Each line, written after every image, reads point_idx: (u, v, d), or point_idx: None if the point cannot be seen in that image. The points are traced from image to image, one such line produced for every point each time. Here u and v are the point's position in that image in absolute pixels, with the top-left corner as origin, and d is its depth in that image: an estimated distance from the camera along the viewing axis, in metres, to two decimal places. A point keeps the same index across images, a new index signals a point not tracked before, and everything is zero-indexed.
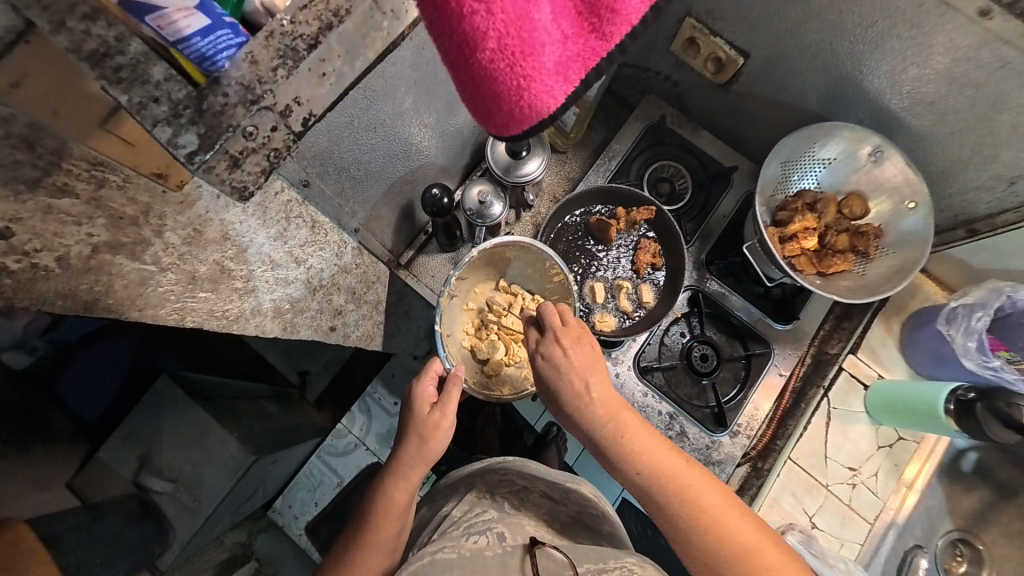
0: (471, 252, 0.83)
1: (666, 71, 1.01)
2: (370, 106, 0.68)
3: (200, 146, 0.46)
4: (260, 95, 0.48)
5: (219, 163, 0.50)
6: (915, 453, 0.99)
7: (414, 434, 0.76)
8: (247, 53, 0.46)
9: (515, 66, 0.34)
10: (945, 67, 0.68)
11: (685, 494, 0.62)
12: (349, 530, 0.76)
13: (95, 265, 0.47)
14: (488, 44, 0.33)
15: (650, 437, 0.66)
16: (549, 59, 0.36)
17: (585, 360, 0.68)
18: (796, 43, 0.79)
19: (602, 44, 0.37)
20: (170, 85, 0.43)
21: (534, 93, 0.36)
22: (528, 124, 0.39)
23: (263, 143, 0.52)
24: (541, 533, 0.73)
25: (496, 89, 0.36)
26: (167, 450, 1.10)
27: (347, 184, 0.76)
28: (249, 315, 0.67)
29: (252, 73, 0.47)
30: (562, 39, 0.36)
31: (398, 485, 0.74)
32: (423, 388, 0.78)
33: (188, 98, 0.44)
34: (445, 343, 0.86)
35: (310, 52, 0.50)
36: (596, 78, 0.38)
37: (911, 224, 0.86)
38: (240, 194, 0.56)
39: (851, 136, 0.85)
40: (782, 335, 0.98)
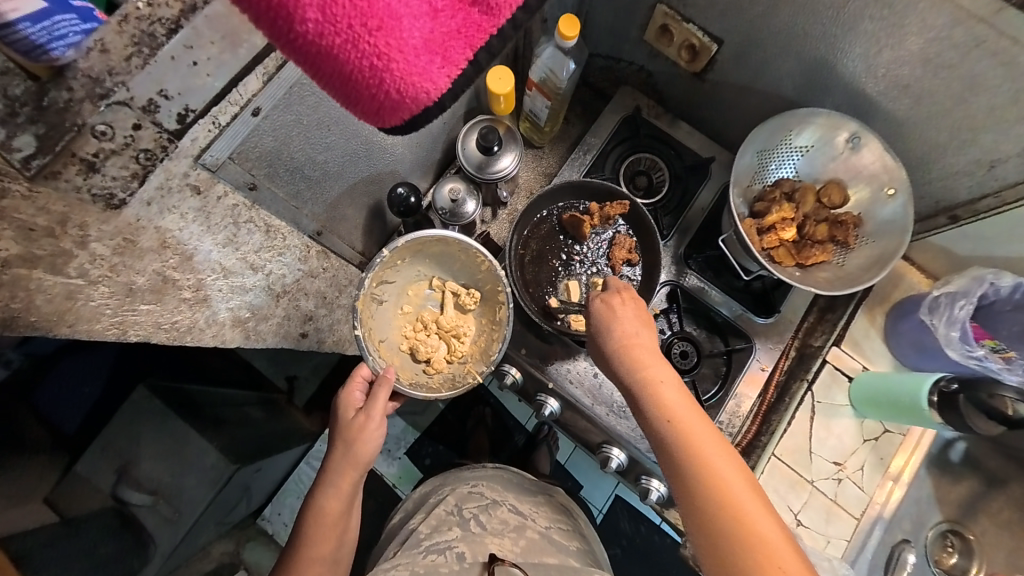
0: (382, 252, 0.79)
1: (641, 61, 0.98)
2: (319, 104, 0.67)
3: (38, 149, 0.46)
4: (111, 88, 0.48)
5: (67, 167, 0.48)
6: (901, 445, 0.97)
7: (340, 439, 0.72)
8: (96, 41, 0.46)
9: (359, 42, 0.31)
10: (920, 48, 0.66)
11: (707, 465, 0.54)
12: (290, 542, 0.74)
13: (7, 281, 0.44)
14: (309, 14, 0.30)
15: (681, 397, 0.59)
16: (414, 35, 0.33)
17: (636, 312, 0.66)
18: (770, 27, 0.76)
19: (487, 18, 0.34)
20: (5, 79, 0.44)
21: (398, 75, 0.33)
22: (404, 112, 0.36)
23: (125, 144, 0.51)
24: (504, 552, 0.69)
25: (343, 69, 0.33)
26: (147, 461, 1.07)
27: (302, 185, 0.74)
28: (204, 326, 0.63)
29: (102, 63, 0.47)
30: (431, 14, 0.34)
31: (328, 493, 0.72)
32: (348, 393, 0.75)
33: (26, 94, 0.45)
34: (375, 347, 0.81)
35: (169, 37, 0.49)
36: (486, 58, 0.36)
37: (890, 212, 0.83)
38: (106, 200, 0.51)
39: (826, 124, 0.82)
40: (765, 329, 0.96)
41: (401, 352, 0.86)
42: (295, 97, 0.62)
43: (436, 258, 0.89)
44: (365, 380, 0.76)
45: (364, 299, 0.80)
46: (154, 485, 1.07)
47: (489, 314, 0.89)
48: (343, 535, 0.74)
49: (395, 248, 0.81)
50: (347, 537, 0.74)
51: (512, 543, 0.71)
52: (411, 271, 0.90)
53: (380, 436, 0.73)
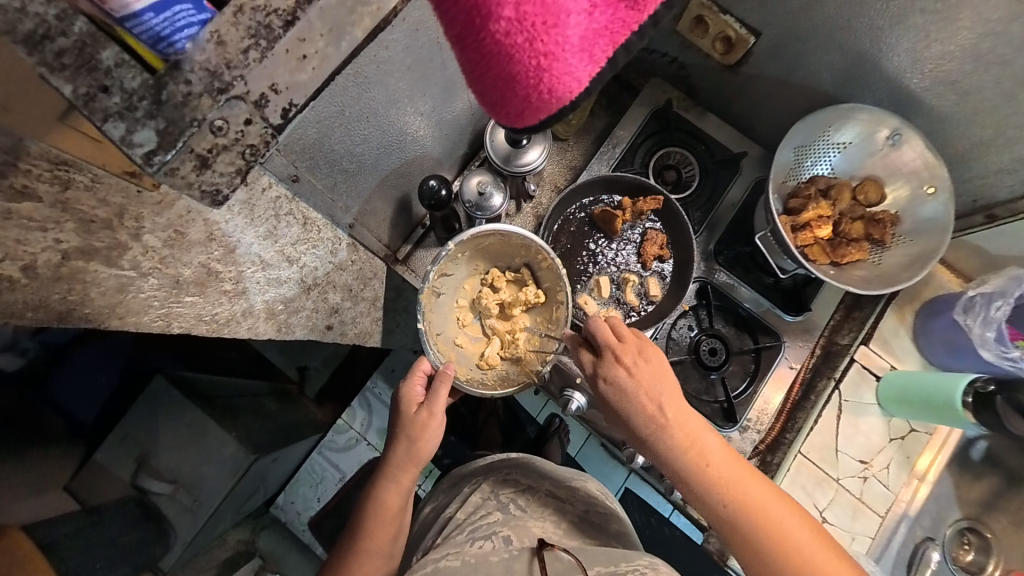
0: (449, 243, 0.79)
1: (672, 52, 0.96)
2: (361, 94, 0.65)
3: (159, 143, 0.43)
4: (229, 82, 0.44)
5: (184, 163, 0.45)
6: (928, 444, 0.97)
7: (402, 435, 0.73)
8: (211, 33, 0.43)
9: (536, 40, 0.31)
10: (972, 43, 0.65)
11: (778, 526, 0.57)
12: (344, 535, 0.75)
13: (67, 272, 0.44)
14: (506, 11, 0.30)
15: (733, 466, 0.60)
16: (574, 33, 0.32)
17: (666, 379, 0.63)
18: (814, 19, 0.74)
19: (633, 15, 0.33)
20: (122, 71, 0.41)
21: (555, 75, 0.32)
22: (545, 112, 0.35)
23: (236, 139, 0.46)
24: (548, 535, 0.72)
25: (511, 69, 0.32)
26: (165, 451, 1.07)
27: (339, 178, 0.73)
28: (240, 319, 0.62)
29: (219, 56, 0.43)
30: (589, 9, 0.32)
31: (389, 488, 0.72)
32: (410, 387, 0.75)
33: (143, 87, 0.41)
34: (434, 341, 0.82)
35: (287, 30, 0.45)
36: (625, 56, 0.34)
37: (931, 210, 0.82)
38: (211, 198, 0.48)
39: (869, 120, 0.81)
40: (792, 327, 0.96)
41: (456, 345, 0.87)
42: (338, 89, 0.59)
43: (496, 252, 0.88)
44: (426, 374, 0.77)
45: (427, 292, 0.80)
46: (174, 475, 1.07)
47: (547, 312, 0.89)
48: (399, 531, 0.74)
49: (461, 241, 0.81)
50: (403, 533, 0.74)
51: (554, 526, 0.74)
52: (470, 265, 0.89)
53: (440, 435, 0.74)
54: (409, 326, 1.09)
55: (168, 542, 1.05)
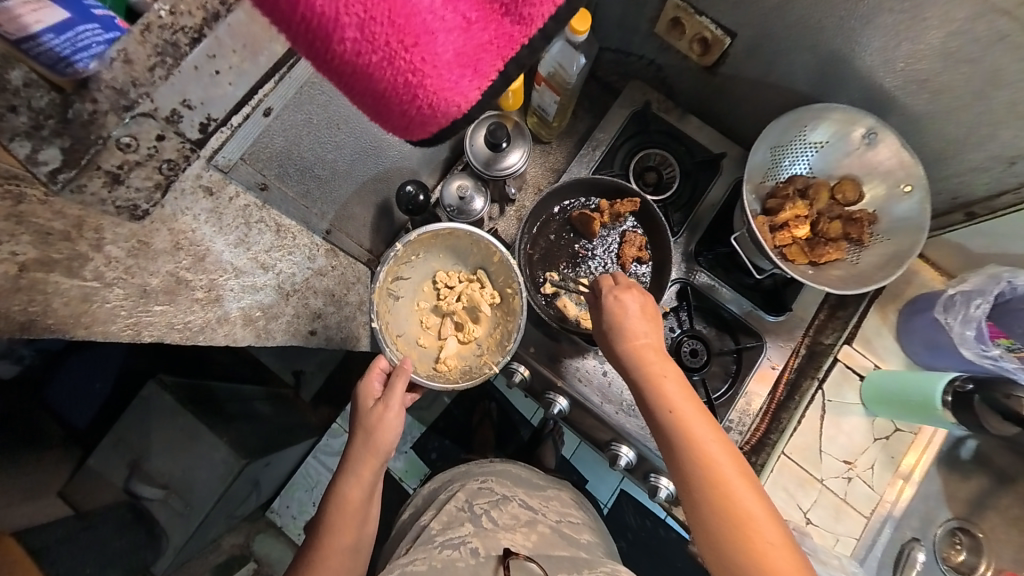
0: (396, 246, 0.80)
1: (650, 54, 0.96)
2: (329, 102, 0.70)
3: (63, 162, 0.50)
4: (135, 100, 0.53)
5: (92, 180, 0.52)
6: (912, 443, 0.96)
7: (360, 430, 0.73)
8: (120, 53, 0.50)
9: (395, 58, 0.30)
10: (941, 41, 0.64)
11: (711, 462, 0.58)
12: (310, 532, 0.75)
13: (26, 283, 0.44)
14: (349, 32, 0.28)
15: (690, 403, 0.62)
16: (445, 49, 0.32)
17: (649, 315, 0.67)
18: (785, 20, 0.74)
19: (519, 28, 0.33)
20: (30, 92, 0.46)
21: (432, 90, 0.32)
22: (433, 126, 0.35)
23: (148, 154, 0.56)
24: (517, 545, 0.70)
25: (377, 87, 0.32)
26: (156, 457, 1.08)
27: (312, 185, 0.74)
28: (216, 325, 0.62)
29: (127, 75, 0.51)
30: (463, 25, 0.32)
31: (350, 482, 0.72)
32: (368, 383, 0.76)
33: (50, 107, 0.48)
34: (393, 341, 0.82)
35: (193, 47, 0.55)
36: (515, 70, 0.35)
37: (906, 209, 0.82)
38: (130, 212, 0.55)
39: (842, 119, 0.80)
40: (776, 327, 0.95)
41: (419, 346, 0.87)
42: (305, 96, 0.68)
43: (447, 250, 0.89)
44: (384, 371, 0.77)
45: (380, 292, 0.81)
46: (166, 480, 1.09)
47: (503, 305, 0.88)
48: (364, 526, 0.74)
49: (408, 242, 0.82)
50: (369, 526, 0.75)
51: (525, 538, 0.72)
52: (426, 266, 0.89)
53: (399, 425, 0.75)
54: None
55: (159, 548, 1.09)
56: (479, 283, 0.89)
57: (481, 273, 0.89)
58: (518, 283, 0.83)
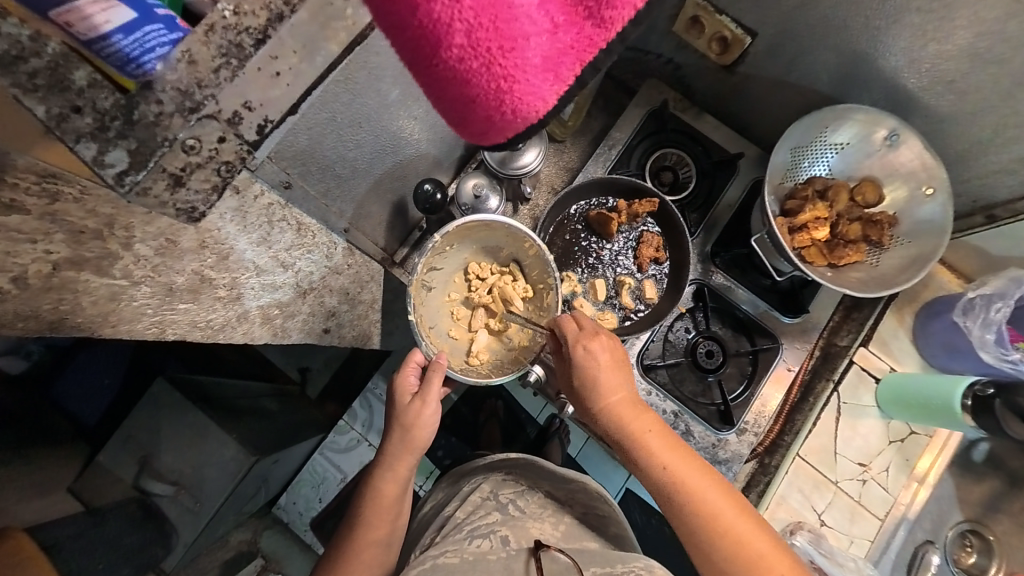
0: (433, 236, 0.77)
1: (668, 53, 0.96)
2: (352, 100, 0.68)
3: (130, 163, 0.51)
4: (199, 102, 0.52)
5: (155, 182, 0.53)
6: (928, 445, 0.96)
7: (397, 424, 0.74)
8: (185, 54, 0.50)
9: (493, 65, 0.31)
10: (969, 43, 0.64)
11: (701, 501, 0.59)
12: (342, 526, 0.75)
13: (58, 282, 0.44)
14: (456, 40, 0.29)
15: (667, 444, 0.62)
16: (535, 54, 0.31)
17: (617, 361, 0.66)
18: (809, 20, 0.74)
19: (600, 32, 0.31)
20: (96, 92, 0.48)
21: (518, 96, 0.32)
22: (511, 130, 0.35)
23: (208, 156, 0.56)
24: (546, 535, 0.72)
25: (471, 93, 0.32)
26: (167, 454, 1.08)
27: (332, 183, 0.75)
28: (235, 323, 0.61)
29: (191, 76, 0.51)
30: (551, 29, 0.31)
31: (386, 477, 0.73)
32: (404, 377, 0.76)
33: (115, 107, 0.49)
34: (426, 334, 0.82)
35: (257, 48, 0.53)
36: (593, 74, 0.33)
37: (928, 212, 0.82)
38: (189, 214, 0.56)
39: (865, 120, 0.80)
40: (791, 328, 0.95)
41: (450, 339, 0.87)
42: (331, 96, 0.64)
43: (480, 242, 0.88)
44: (419, 365, 0.78)
45: (415, 284, 0.80)
46: (176, 476, 1.07)
47: (535, 299, 0.89)
48: (397, 519, 0.75)
49: (444, 233, 0.80)
50: (400, 520, 0.75)
51: (552, 528, 0.74)
52: (458, 257, 0.89)
53: (436, 422, 0.75)
54: (405, 328, 1.09)
55: (169, 544, 1.05)
56: (512, 277, 0.89)
57: (514, 266, 0.89)
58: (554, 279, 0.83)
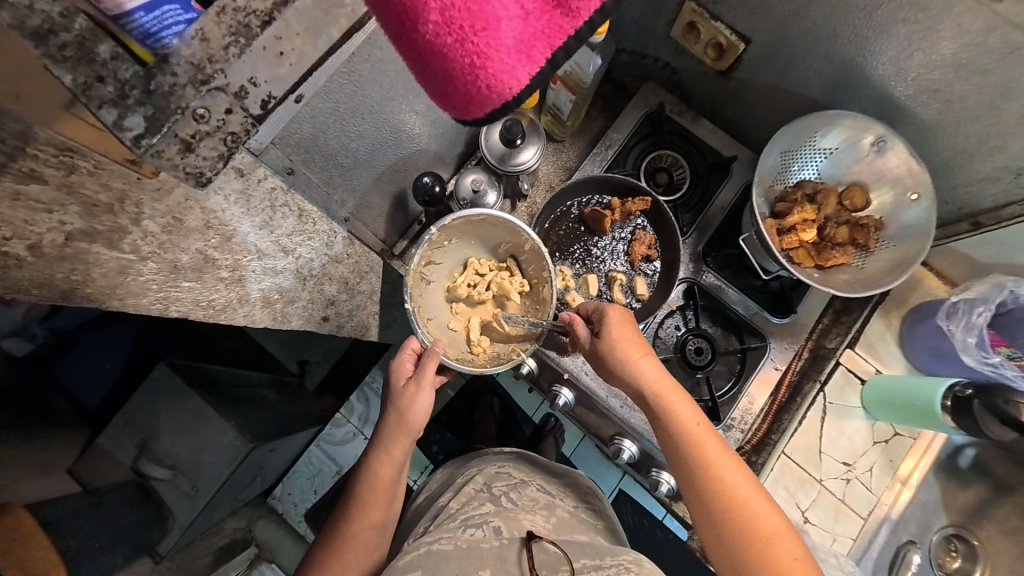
0: (430, 229, 0.81)
1: (666, 58, 0.98)
2: (355, 91, 0.69)
3: (147, 129, 0.48)
4: (211, 75, 0.49)
5: (168, 146, 0.50)
6: (911, 448, 0.98)
7: (393, 408, 0.76)
8: (198, 31, 0.48)
9: (466, 42, 0.33)
10: (954, 53, 0.66)
11: (740, 498, 0.59)
12: (339, 507, 0.77)
13: (70, 252, 0.46)
14: (432, 16, 0.33)
15: (711, 440, 0.63)
16: (507, 35, 0.34)
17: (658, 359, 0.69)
18: (802, 28, 0.76)
19: (569, 20, 0.34)
20: (118, 63, 0.45)
21: (491, 72, 0.35)
22: (489, 106, 0.37)
23: (217, 126, 0.53)
24: (538, 526, 0.73)
25: (448, 66, 0.35)
26: (167, 437, 1.10)
27: (334, 172, 0.77)
28: (236, 305, 0.65)
29: (204, 52, 0.48)
30: (523, 14, 0.34)
31: (382, 458, 0.75)
32: (400, 363, 0.79)
33: (135, 77, 0.46)
34: (425, 324, 0.84)
35: (265, 29, 0.50)
36: (565, 58, 0.36)
37: (913, 216, 0.84)
38: (196, 178, 0.55)
39: (853, 126, 0.82)
40: (780, 329, 0.97)
41: (449, 330, 0.88)
42: (334, 85, 0.65)
43: (479, 238, 0.90)
44: (416, 352, 0.80)
45: (413, 276, 0.82)
46: (174, 461, 1.10)
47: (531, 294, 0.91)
48: (392, 502, 0.76)
49: (442, 226, 0.83)
50: (396, 503, 0.77)
51: (545, 519, 0.75)
52: (457, 253, 0.91)
53: (429, 407, 0.77)
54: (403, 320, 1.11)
55: (165, 526, 1.09)
56: (509, 273, 0.91)
57: (512, 263, 0.91)
58: (551, 273, 0.84)
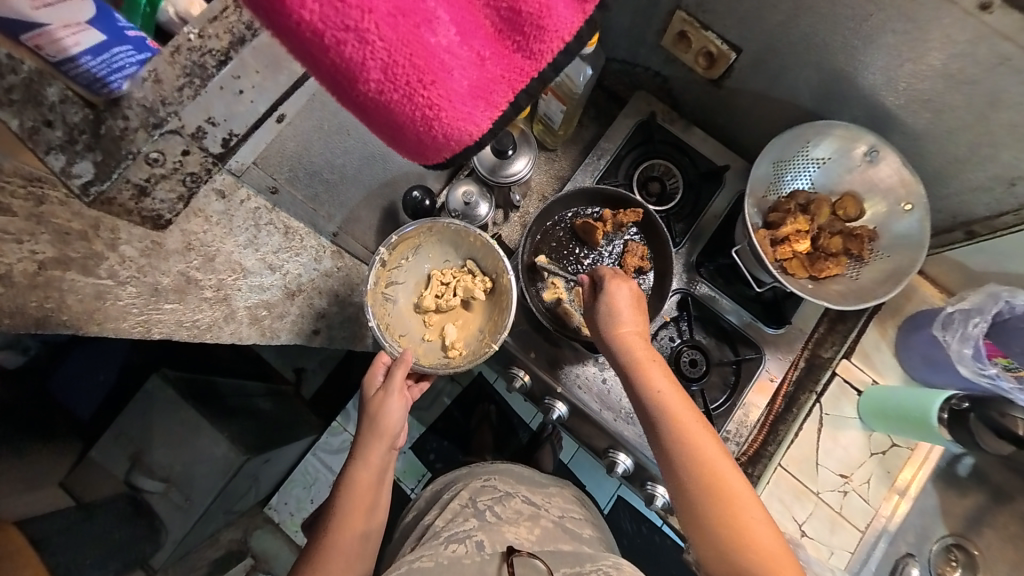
0: (378, 250, 0.79)
1: (657, 66, 0.98)
2: (341, 109, 0.70)
3: (95, 174, 0.56)
4: (163, 118, 0.58)
5: (119, 192, 0.58)
6: (909, 458, 0.97)
7: (366, 417, 0.76)
8: (150, 72, 0.56)
9: (415, 96, 0.33)
10: (943, 63, 0.65)
11: (719, 476, 0.60)
12: (320, 523, 0.75)
13: (42, 280, 0.48)
14: (372, 75, 0.31)
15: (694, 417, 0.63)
16: (461, 84, 0.34)
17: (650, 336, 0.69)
18: (790, 37, 0.75)
19: (529, 63, 0.35)
20: (65, 107, 0.54)
21: (446, 121, 0.35)
22: (446, 151, 0.38)
23: (172, 168, 0.60)
24: (521, 538, 0.72)
25: (397, 119, 0.35)
26: (159, 449, 1.09)
27: (320, 189, 0.76)
28: (222, 323, 0.63)
29: (155, 94, 0.57)
30: (478, 62, 0.34)
31: (359, 467, 0.74)
32: (370, 375, 0.77)
33: (83, 122, 0.55)
34: (395, 340, 0.81)
35: (219, 69, 0.59)
36: (526, 100, 0.37)
37: (906, 226, 0.83)
38: (154, 221, 0.59)
39: (844, 135, 0.81)
40: (775, 339, 0.96)
41: (423, 341, 0.85)
42: (317, 103, 0.67)
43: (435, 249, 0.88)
44: (385, 365, 0.78)
45: (374, 295, 0.79)
46: (167, 473, 1.09)
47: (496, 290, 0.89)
48: (372, 512, 0.75)
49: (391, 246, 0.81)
50: (376, 513, 0.75)
51: (529, 532, 0.74)
52: (417, 268, 0.88)
53: (402, 412, 0.76)
54: None
55: (158, 540, 1.09)
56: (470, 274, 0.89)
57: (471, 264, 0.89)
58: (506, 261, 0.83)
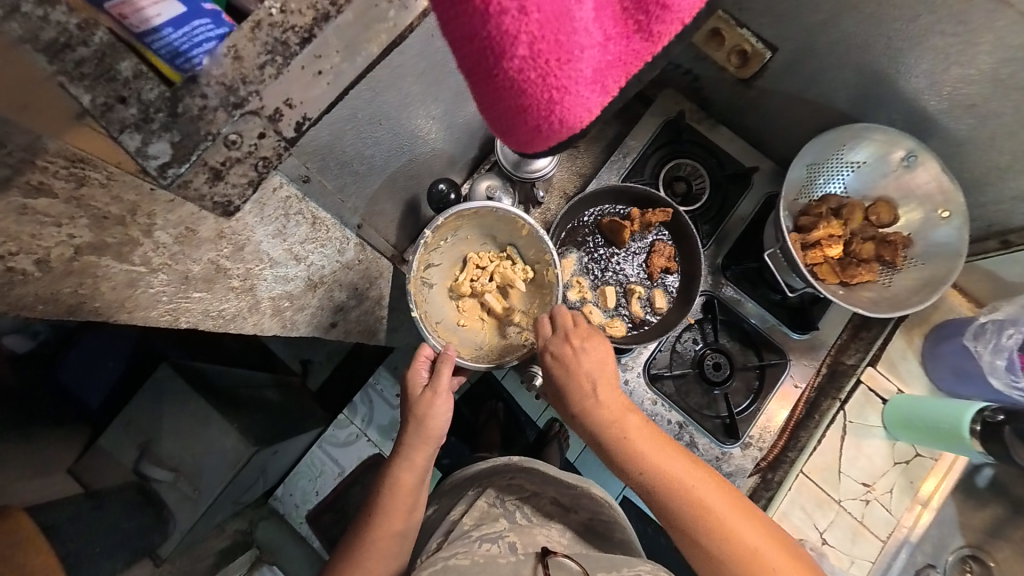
0: (425, 232, 0.77)
1: (686, 64, 0.96)
2: (374, 97, 0.67)
3: (174, 157, 0.51)
4: (244, 97, 0.53)
5: (196, 175, 0.53)
6: (932, 469, 0.96)
7: (411, 415, 0.74)
8: (230, 49, 0.51)
9: (549, 75, 0.31)
10: (992, 67, 0.64)
11: (699, 498, 0.60)
12: (358, 519, 0.75)
13: (77, 267, 0.46)
14: (519, 50, 0.30)
15: (658, 442, 0.64)
16: (588, 66, 0.32)
17: (601, 369, 0.68)
18: (830, 37, 0.74)
19: (648, 45, 0.33)
20: (140, 83, 0.49)
21: (567, 106, 0.33)
22: (555, 140, 0.36)
23: (248, 152, 0.56)
24: (553, 543, 0.73)
25: (523, 101, 0.32)
26: (169, 440, 1.07)
27: (349, 180, 0.73)
28: (246, 314, 0.62)
29: (237, 71, 0.52)
30: (603, 42, 0.32)
31: (403, 466, 0.73)
32: (414, 372, 0.76)
33: (160, 99, 0.49)
34: (432, 328, 0.82)
35: (303, 46, 0.54)
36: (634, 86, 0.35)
37: (943, 235, 0.81)
38: (224, 208, 0.57)
39: (884, 140, 0.80)
40: (798, 345, 0.95)
41: (457, 328, 0.86)
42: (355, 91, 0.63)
43: (474, 231, 0.87)
44: (429, 359, 0.77)
45: (415, 282, 0.79)
46: (176, 462, 1.08)
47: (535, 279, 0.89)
48: (415, 512, 0.74)
49: (435, 229, 0.79)
50: (416, 513, 0.74)
51: (560, 536, 0.76)
52: (453, 249, 0.87)
53: (449, 413, 0.75)
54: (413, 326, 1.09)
55: (165, 530, 1.06)
56: (509, 261, 0.89)
57: (510, 250, 0.89)
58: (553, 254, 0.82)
